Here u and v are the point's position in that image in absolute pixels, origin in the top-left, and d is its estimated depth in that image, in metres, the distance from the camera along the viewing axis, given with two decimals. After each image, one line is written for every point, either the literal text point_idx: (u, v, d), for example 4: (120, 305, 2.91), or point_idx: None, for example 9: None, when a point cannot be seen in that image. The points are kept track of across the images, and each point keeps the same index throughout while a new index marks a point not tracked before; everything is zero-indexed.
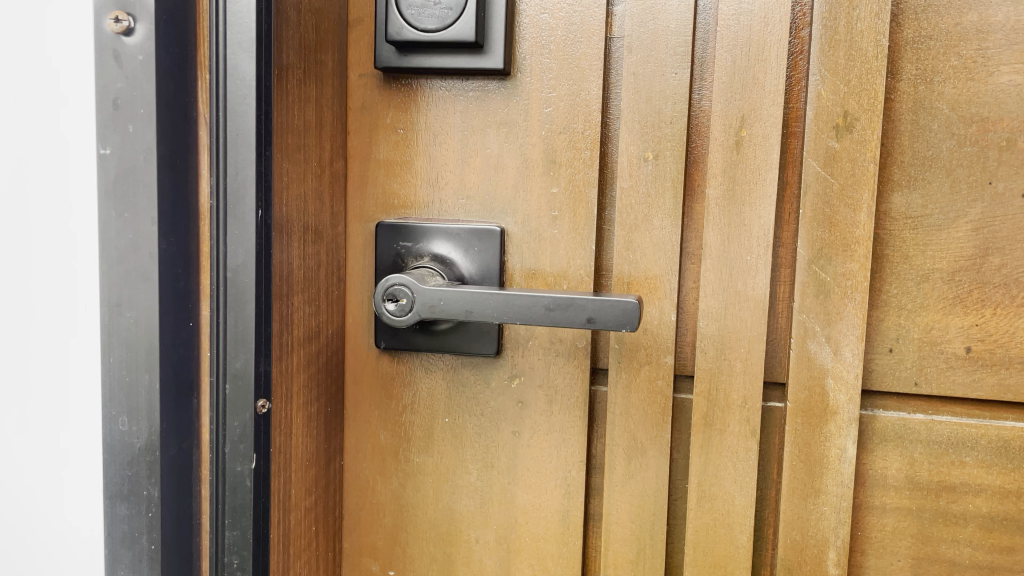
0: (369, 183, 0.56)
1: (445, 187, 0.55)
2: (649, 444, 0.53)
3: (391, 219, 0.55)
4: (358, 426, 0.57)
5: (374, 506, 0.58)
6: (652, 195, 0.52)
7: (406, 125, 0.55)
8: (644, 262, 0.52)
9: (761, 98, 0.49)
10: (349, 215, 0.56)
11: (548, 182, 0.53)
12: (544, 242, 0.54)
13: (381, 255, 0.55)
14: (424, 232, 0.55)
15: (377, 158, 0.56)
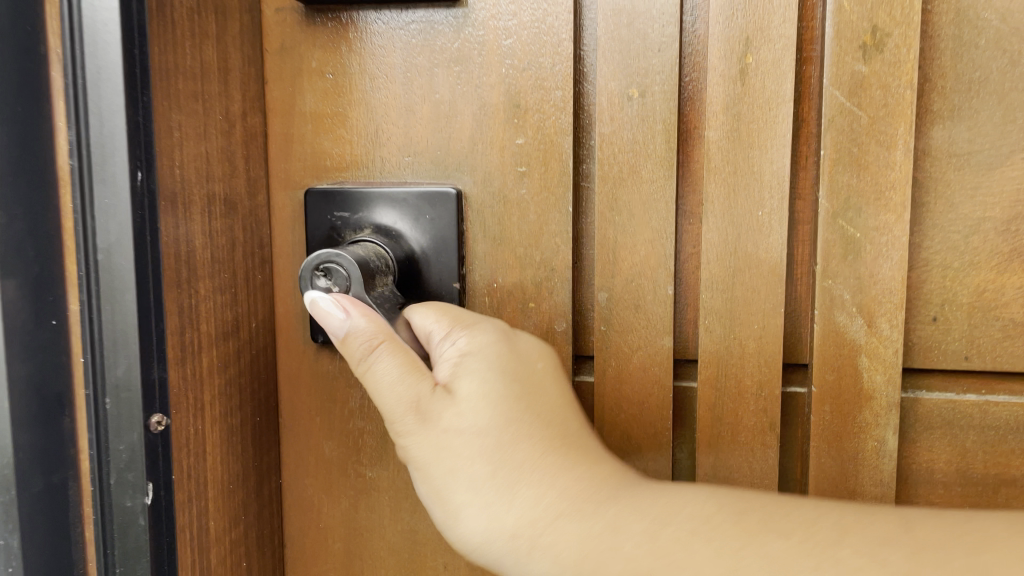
0: (296, 142, 0.46)
1: (386, 143, 0.46)
2: (646, 446, 0.44)
3: (324, 186, 0.46)
4: (297, 438, 0.48)
5: (321, 532, 0.48)
6: (640, 141, 0.42)
7: (339, 69, 0.45)
8: (633, 226, 0.43)
9: (769, 14, 0.40)
10: (275, 181, 0.47)
11: (513, 132, 0.44)
12: (510, 206, 0.44)
13: (313, 229, 0.46)
14: (365, 199, 0.45)
15: (303, 112, 0.46)
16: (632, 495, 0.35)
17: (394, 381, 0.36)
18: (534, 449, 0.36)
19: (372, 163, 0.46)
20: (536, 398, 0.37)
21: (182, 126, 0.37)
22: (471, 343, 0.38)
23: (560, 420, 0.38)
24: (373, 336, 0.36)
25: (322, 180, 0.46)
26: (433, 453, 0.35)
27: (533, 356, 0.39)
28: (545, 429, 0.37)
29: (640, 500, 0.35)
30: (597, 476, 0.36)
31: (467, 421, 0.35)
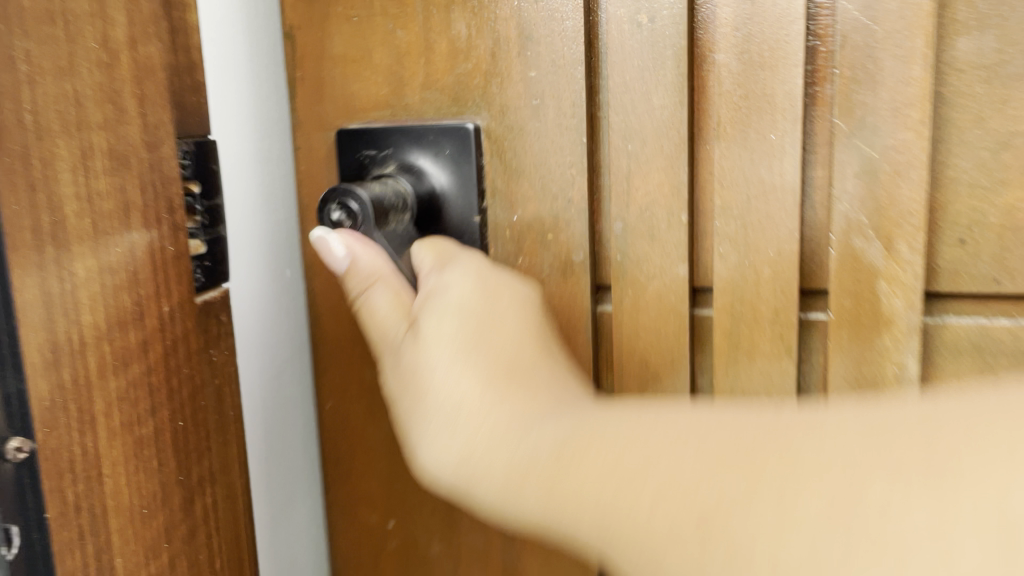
0: (327, 85, 0.49)
1: (409, 82, 0.47)
2: (664, 372, 0.45)
3: (354, 126, 0.48)
4: (341, 364, 0.51)
5: (367, 452, 0.52)
6: (650, 67, 0.42)
7: (363, 12, 0.47)
8: (646, 154, 0.43)
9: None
10: (309, 123, 0.49)
11: (526, 65, 0.44)
12: (526, 138, 0.45)
13: (345, 166, 0.48)
14: (389, 137, 0.47)
15: (332, 54, 0.48)
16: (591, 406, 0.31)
17: (384, 317, 0.40)
18: (468, 331, 0.38)
19: (396, 102, 0.47)
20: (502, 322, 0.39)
21: (84, 60, 0.28)
22: (449, 276, 0.41)
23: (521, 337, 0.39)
24: (369, 275, 0.40)
25: (352, 121, 0.49)
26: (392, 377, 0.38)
27: (503, 291, 0.42)
28: (503, 340, 0.38)
29: (536, 383, 0.35)
30: (523, 356, 0.37)
31: (425, 339, 0.38)
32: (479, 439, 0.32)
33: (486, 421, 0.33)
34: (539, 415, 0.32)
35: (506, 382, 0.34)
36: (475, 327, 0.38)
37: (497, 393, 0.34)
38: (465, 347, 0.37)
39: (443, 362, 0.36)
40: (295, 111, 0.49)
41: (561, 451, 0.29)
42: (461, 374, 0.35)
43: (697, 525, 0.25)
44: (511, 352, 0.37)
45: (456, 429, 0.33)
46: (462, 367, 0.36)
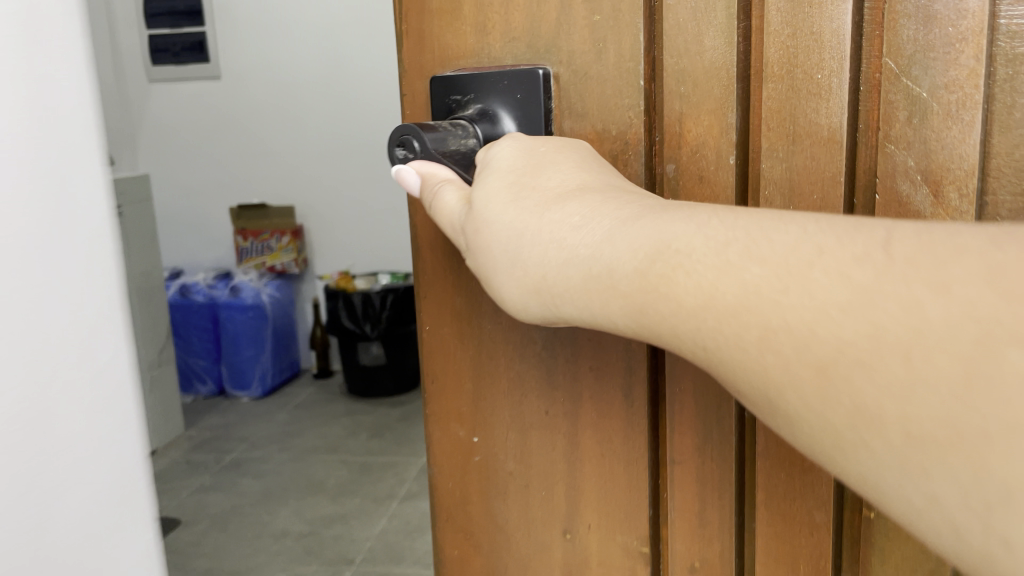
0: (427, 36, 0.53)
1: (492, 31, 0.50)
2: None
3: (446, 73, 0.52)
4: (435, 291, 0.56)
5: (457, 372, 0.56)
6: (701, 7, 0.42)
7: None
8: (698, 97, 0.43)
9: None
10: (411, 72, 0.54)
11: (591, 10, 0.46)
12: (591, 82, 0.47)
13: (436, 110, 0.52)
14: (472, 83, 0.50)
15: (431, 7, 0.52)
16: (641, 224, 0.35)
17: (452, 211, 0.44)
18: (527, 177, 0.42)
19: (480, 50, 0.51)
20: (559, 164, 0.43)
21: None
22: (488, 154, 0.45)
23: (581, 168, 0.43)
24: (437, 184, 0.45)
25: (445, 68, 0.53)
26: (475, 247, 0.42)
27: (540, 138, 0.45)
28: (567, 178, 0.42)
29: (600, 190, 0.40)
30: (580, 183, 0.41)
31: (490, 200, 0.41)
32: (595, 263, 0.36)
33: (587, 246, 0.37)
34: (613, 233, 0.36)
35: (581, 208, 0.38)
36: (530, 168, 0.42)
37: (580, 221, 0.38)
38: (531, 192, 0.41)
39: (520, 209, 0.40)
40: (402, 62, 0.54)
41: (652, 275, 0.33)
42: (540, 213, 0.39)
43: (907, 434, 0.25)
44: (566, 174, 0.42)
45: (566, 255, 0.37)
46: (535, 205, 0.40)
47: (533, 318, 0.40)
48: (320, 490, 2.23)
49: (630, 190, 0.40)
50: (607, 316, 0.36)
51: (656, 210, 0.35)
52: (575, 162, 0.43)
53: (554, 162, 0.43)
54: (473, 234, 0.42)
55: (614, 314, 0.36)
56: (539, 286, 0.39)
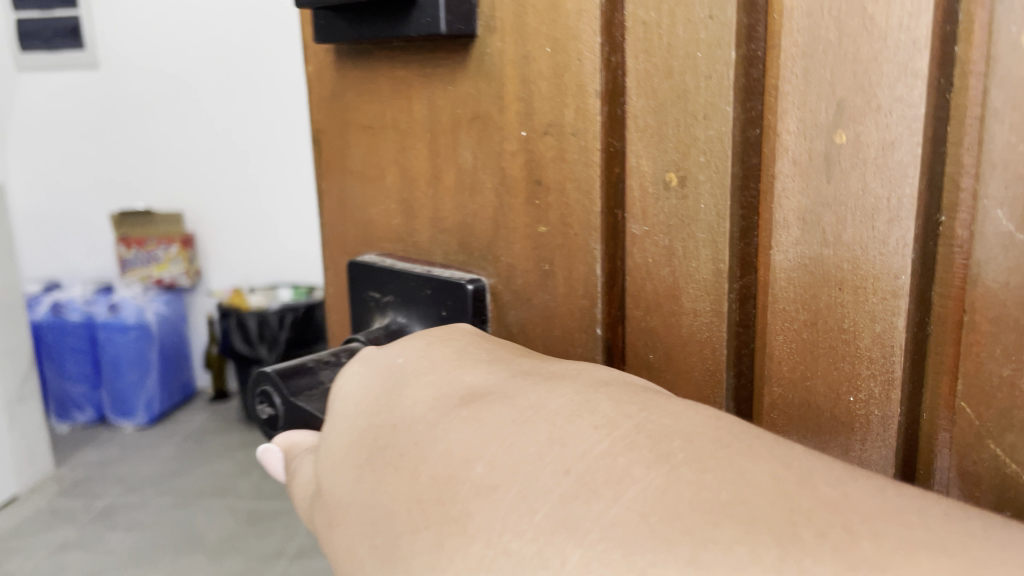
0: (348, 203, 0.39)
1: (417, 215, 0.37)
2: None
3: (367, 259, 0.38)
4: None
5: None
6: (679, 248, 0.29)
7: (377, 118, 0.37)
8: (673, 376, 0.30)
9: (871, 69, 0.24)
10: (332, 244, 0.41)
11: (534, 216, 0.33)
12: (536, 313, 0.34)
13: (356, 303, 0.39)
14: (390, 282, 0.37)
15: (350, 167, 0.39)
16: (512, 470, 0.24)
17: (308, 496, 0.30)
18: (384, 415, 0.29)
19: (406, 236, 0.37)
20: (419, 379, 0.30)
21: None
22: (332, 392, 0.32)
23: (448, 373, 0.29)
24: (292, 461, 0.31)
25: (370, 251, 0.39)
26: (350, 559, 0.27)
27: (387, 347, 0.32)
28: (427, 397, 0.29)
29: (494, 397, 0.27)
30: (449, 403, 0.28)
31: (344, 478, 0.28)
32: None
33: (520, 538, 0.22)
34: (550, 507, 0.22)
35: (471, 458, 0.25)
36: (388, 394, 0.30)
37: (484, 483, 0.24)
38: (397, 429, 0.28)
39: (393, 468, 0.27)
40: (324, 227, 0.41)
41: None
42: (424, 470, 0.26)
43: None
44: (437, 379, 0.29)
45: (494, 554, 0.23)
46: (405, 456, 0.27)
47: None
48: (198, 546, 1.79)
49: (549, 376, 0.27)
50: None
51: (625, 472, 0.22)
52: (453, 354, 0.30)
53: (413, 374, 0.30)
54: (339, 533, 0.28)
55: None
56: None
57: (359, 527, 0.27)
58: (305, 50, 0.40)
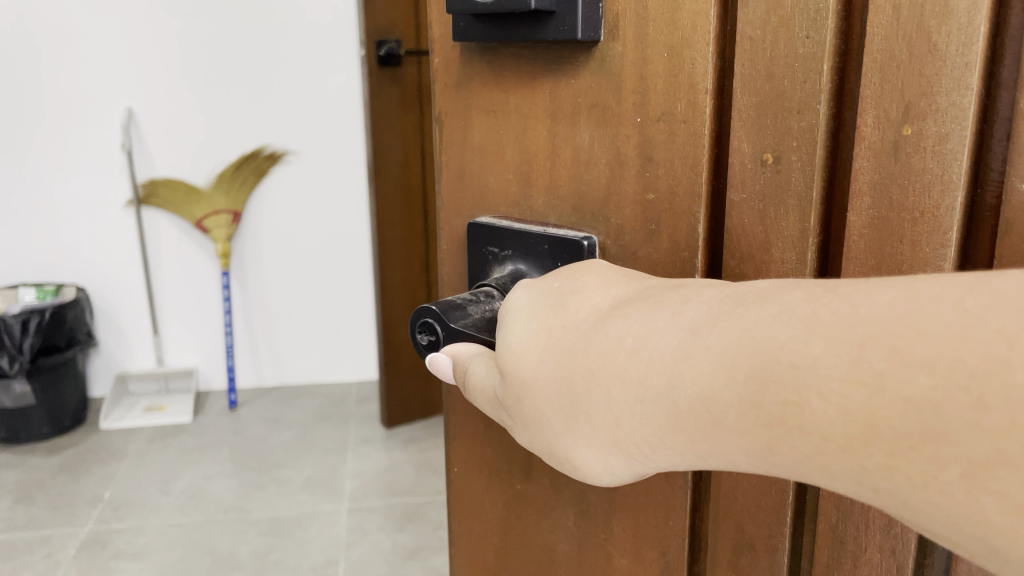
0: (467, 173, 0.48)
1: (535, 184, 0.45)
2: (759, 542, 0.43)
3: (486, 221, 0.47)
4: (473, 441, 0.54)
5: (485, 521, 0.54)
6: (771, 210, 0.39)
7: (501, 104, 0.46)
8: None
9: (933, 81, 0.34)
10: (453, 206, 0.50)
11: (642, 185, 0.42)
12: (638, 262, 0.43)
13: (474, 255, 0.48)
14: (511, 240, 0.46)
15: (472, 145, 0.47)
16: (652, 337, 0.35)
17: (491, 386, 0.42)
18: (551, 318, 0.40)
19: (522, 200, 0.46)
20: (575, 295, 0.40)
21: None
22: (501, 312, 0.44)
23: (597, 289, 0.40)
24: (464, 361, 0.43)
25: (487, 213, 0.48)
26: (522, 416, 0.40)
27: (544, 277, 0.43)
28: (584, 305, 0.39)
29: (638, 300, 0.37)
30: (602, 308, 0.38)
31: (521, 364, 0.40)
32: (680, 394, 0.33)
33: (656, 374, 0.34)
34: (672, 352, 0.34)
35: (621, 334, 0.36)
36: (555, 305, 0.40)
37: (633, 348, 0.35)
38: (566, 328, 0.39)
39: (562, 352, 0.38)
40: (442, 194, 0.50)
41: (772, 402, 0.30)
42: (591, 345, 0.37)
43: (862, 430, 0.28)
44: (593, 294, 0.40)
45: (642, 389, 0.35)
46: (572, 344, 0.38)
47: (629, 475, 0.38)
48: None
49: (678, 286, 0.37)
50: (737, 462, 0.33)
51: (731, 320, 0.32)
52: (600, 276, 0.41)
53: (571, 290, 0.41)
54: (525, 401, 0.40)
55: (740, 457, 0.33)
56: (626, 440, 0.36)
57: (540, 390, 0.39)
58: (433, 44, 0.48)
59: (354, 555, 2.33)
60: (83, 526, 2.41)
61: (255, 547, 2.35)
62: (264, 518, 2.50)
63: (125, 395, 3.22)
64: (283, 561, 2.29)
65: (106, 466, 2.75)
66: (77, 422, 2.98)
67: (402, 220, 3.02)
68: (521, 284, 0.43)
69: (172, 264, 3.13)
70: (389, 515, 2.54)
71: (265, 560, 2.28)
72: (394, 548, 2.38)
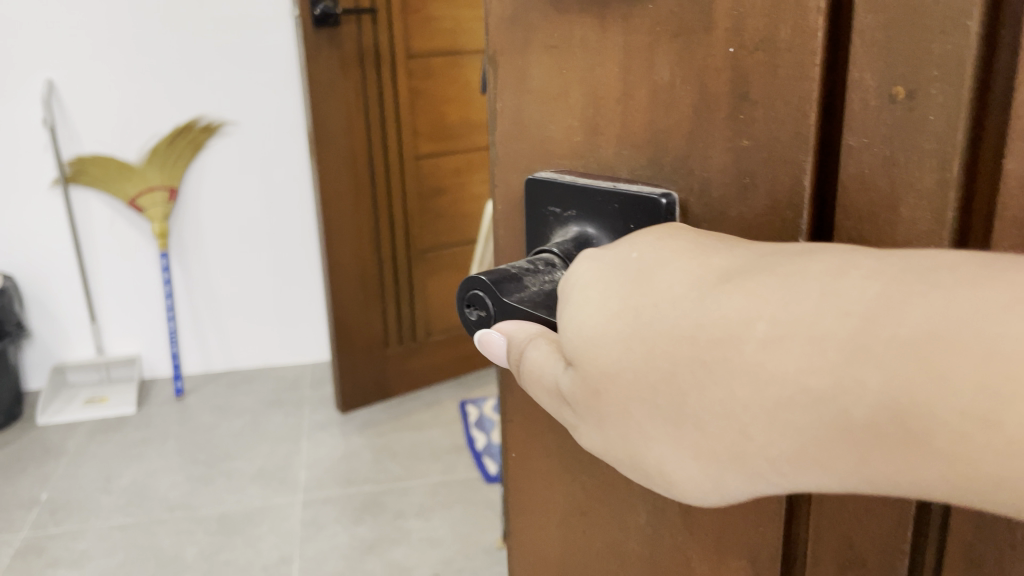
0: (523, 121, 0.42)
1: (605, 132, 0.38)
2: (870, 557, 0.37)
3: (545, 177, 0.41)
4: (532, 426, 0.48)
5: (540, 516, 0.49)
6: (900, 158, 0.32)
7: (564, 38, 0.38)
8: None
9: None
10: (509, 159, 0.43)
11: (734, 130, 0.34)
12: (730, 224, 0.36)
13: (534, 218, 0.42)
14: (575, 199, 0.40)
15: (530, 87, 0.40)
16: (805, 325, 0.26)
17: (561, 376, 0.33)
18: (634, 295, 0.31)
19: (588, 152, 0.39)
20: (666, 269, 0.31)
21: None
22: (563, 285, 0.34)
23: (697, 261, 0.30)
24: (521, 343, 0.36)
25: (546, 166, 0.41)
26: (598, 417, 0.32)
27: (618, 245, 0.34)
28: (683, 281, 0.30)
29: (759, 273, 0.28)
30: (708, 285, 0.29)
31: (599, 355, 0.31)
32: (855, 404, 0.25)
33: (817, 376, 0.25)
34: (842, 343, 0.25)
35: (750, 318, 0.27)
36: (637, 279, 0.31)
37: (770, 339, 0.26)
38: (658, 309, 0.29)
39: (654, 340, 0.29)
40: (498, 146, 0.44)
41: (1016, 424, 0.23)
42: (699, 332, 0.28)
43: None
44: (686, 267, 0.30)
45: (789, 394, 0.26)
46: (671, 332, 0.29)
47: (743, 496, 0.29)
48: None
49: (816, 254, 0.28)
50: (926, 491, 0.25)
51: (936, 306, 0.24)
52: (688, 245, 0.32)
53: (663, 263, 0.31)
54: (607, 399, 0.31)
55: (935, 486, 0.25)
56: (756, 455, 0.28)
57: (626, 385, 0.30)
58: None
59: (309, 552, 2.26)
60: (19, 533, 2.30)
61: (203, 547, 2.26)
62: (215, 516, 2.41)
63: (64, 385, 3.07)
64: (234, 562, 2.20)
65: (44, 466, 2.62)
66: (11, 418, 2.84)
67: (348, 193, 2.90)
68: (583, 254, 0.34)
69: (107, 246, 2.96)
70: (346, 508, 2.48)
71: (215, 562, 2.19)
72: (351, 542, 2.32)
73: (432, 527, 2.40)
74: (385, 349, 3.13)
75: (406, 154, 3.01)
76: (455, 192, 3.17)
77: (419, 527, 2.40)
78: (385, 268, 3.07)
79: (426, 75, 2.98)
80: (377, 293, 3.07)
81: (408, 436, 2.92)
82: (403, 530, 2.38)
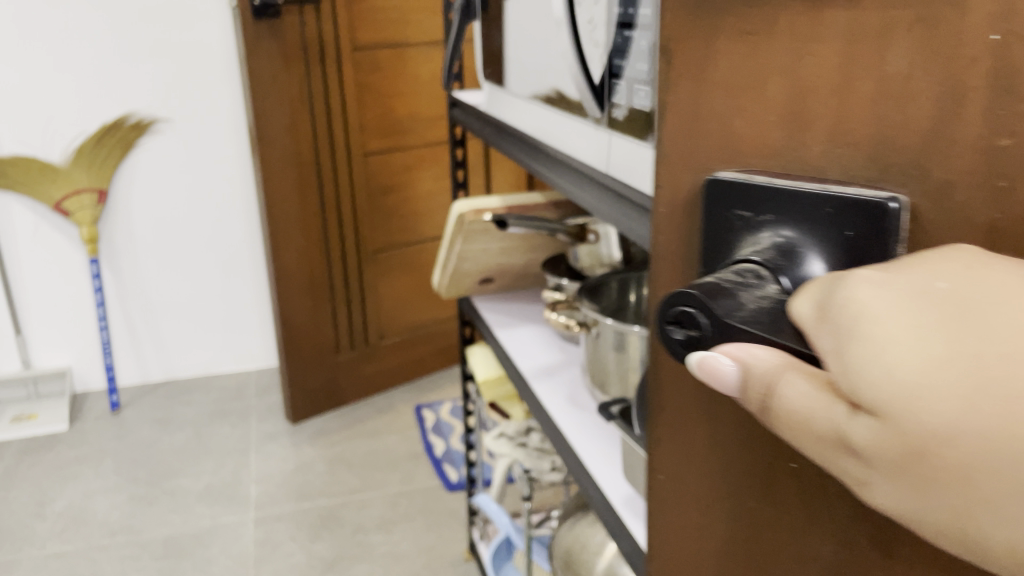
0: (706, 114, 0.37)
1: (812, 129, 0.33)
2: None
3: (729, 179, 0.37)
4: (683, 445, 0.44)
5: (693, 540, 0.45)
6: None
7: (761, 25, 0.33)
8: None
9: None
10: (678, 158, 0.39)
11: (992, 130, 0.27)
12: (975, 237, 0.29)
13: (718, 223, 0.38)
14: (771, 203, 0.36)
15: (714, 79, 0.36)
16: None
17: (850, 424, 0.27)
18: (968, 338, 0.25)
19: (789, 151, 0.34)
20: (1003, 301, 0.25)
21: None
22: (825, 307, 0.29)
23: None
24: (765, 374, 0.30)
25: (727, 167, 0.37)
26: (901, 482, 0.26)
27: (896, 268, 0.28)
28: None
29: None
30: None
31: (936, 408, 0.24)
32: None
33: None
34: None
35: None
36: (963, 313, 0.25)
37: None
38: (1010, 356, 0.24)
39: (1016, 400, 0.24)
40: (665, 143, 0.40)
41: None
42: None
43: None
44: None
45: None
46: None
47: None
48: None
49: None
50: None
51: None
52: (1013, 275, 0.26)
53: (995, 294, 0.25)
54: (937, 464, 0.25)
55: None
56: None
57: (973, 450, 0.24)
58: None
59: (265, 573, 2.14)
60: None
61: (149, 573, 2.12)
62: (161, 538, 2.26)
63: None
64: None
65: None
66: None
67: (294, 192, 2.76)
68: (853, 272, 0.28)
69: (31, 252, 2.77)
70: (303, 524, 2.36)
71: None
72: (309, 561, 2.20)
73: (395, 541, 2.30)
74: (337, 355, 3.00)
75: (354, 152, 2.87)
76: (405, 190, 3.06)
77: (381, 542, 2.29)
78: (334, 271, 2.94)
79: (373, 69, 2.84)
80: (326, 297, 2.94)
81: (364, 445, 2.81)
82: (364, 546, 2.27)
